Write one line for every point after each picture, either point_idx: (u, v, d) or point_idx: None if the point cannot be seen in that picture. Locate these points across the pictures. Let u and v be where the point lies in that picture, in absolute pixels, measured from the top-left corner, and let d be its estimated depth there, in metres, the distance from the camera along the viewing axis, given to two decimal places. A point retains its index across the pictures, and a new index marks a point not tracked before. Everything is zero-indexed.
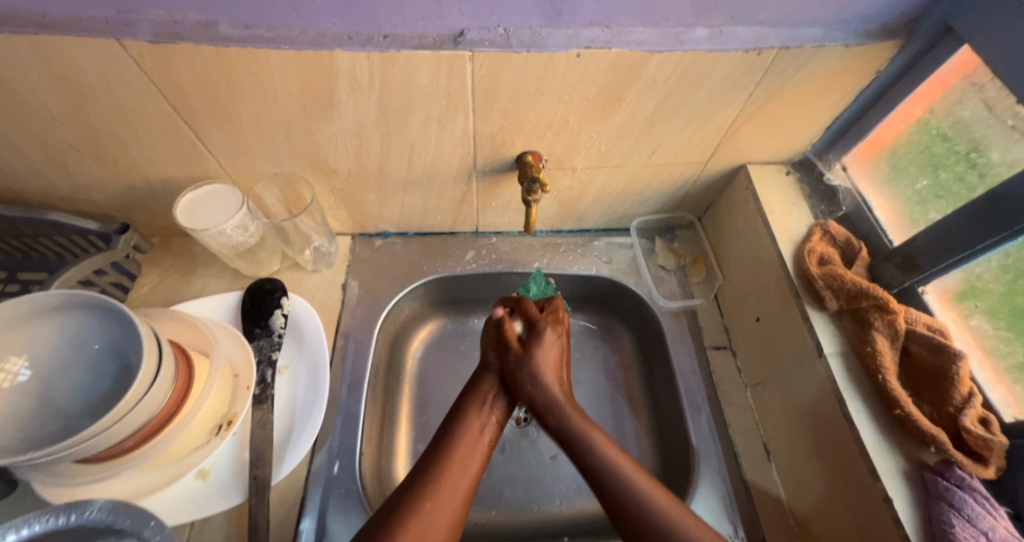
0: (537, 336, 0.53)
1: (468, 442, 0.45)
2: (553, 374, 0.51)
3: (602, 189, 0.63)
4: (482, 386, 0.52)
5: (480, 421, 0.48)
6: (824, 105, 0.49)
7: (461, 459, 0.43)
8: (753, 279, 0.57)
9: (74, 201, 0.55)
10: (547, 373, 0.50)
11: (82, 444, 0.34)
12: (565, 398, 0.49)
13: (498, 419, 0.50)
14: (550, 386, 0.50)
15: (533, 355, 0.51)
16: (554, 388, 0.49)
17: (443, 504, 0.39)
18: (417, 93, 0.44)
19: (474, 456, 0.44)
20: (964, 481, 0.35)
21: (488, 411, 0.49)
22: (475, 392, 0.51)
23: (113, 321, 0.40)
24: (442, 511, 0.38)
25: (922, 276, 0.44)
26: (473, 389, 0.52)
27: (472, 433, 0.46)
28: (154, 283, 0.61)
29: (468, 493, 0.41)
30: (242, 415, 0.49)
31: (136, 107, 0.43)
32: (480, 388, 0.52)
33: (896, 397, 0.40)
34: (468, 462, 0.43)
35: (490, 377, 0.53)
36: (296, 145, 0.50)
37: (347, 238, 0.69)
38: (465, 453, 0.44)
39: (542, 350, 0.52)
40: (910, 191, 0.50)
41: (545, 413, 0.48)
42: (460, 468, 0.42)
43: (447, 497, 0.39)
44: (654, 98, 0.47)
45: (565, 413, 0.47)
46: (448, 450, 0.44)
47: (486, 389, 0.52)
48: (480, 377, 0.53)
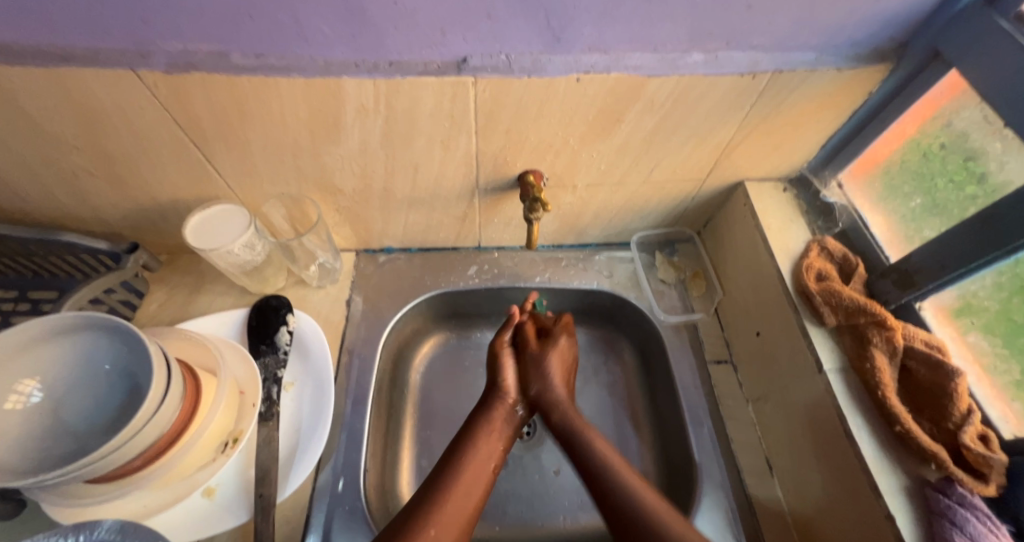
0: (553, 341, 0.60)
1: (474, 471, 0.46)
2: (559, 376, 0.57)
3: (602, 205, 0.64)
4: (491, 413, 0.53)
5: (486, 450, 0.48)
6: (819, 125, 0.51)
7: (466, 488, 0.44)
8: (752, 293, 0.58)
9: (85, 221, 0.56)
10: (554, 375, 0.57)
11: (92, 465, 0.35)
12: (567, 400, 0.55)
13: (504, 447, 0.51)
14: (556, 387, 0.56)
15: (546, 358, 0.57)
16: (558, 388, 0.56)
17: (445, 531, 0.40)
18: (421, 117, 0.45)
19: (478, 486, 0.45)
20: (965, 499, 0.35)
21: (494, 439, 0.50)
22: (483, 418, 0.52)
23: (123, 341, 0.41)
24: (443, 539, 0.39)
25: (919, 292, 0.45)
26: (482, 413, 0.53)
27: (477, 462, 0.47)
28: (161, 301, 0.62)
29: (472, 516, 0.43)
30: (248, 432, 0.49)
31: (149, 132, 0.44)
32: (488, 415, 0.52)
33: (896, 413, 0.40)
34: (473, 490, 0.44)
35: (499, 405, 0.54)
36: (303, 166, 0.51)
37: (351, 254, 0.70)
38: (470, 482, 0.44)
39: (554, 355, 0.58)
40: (905, 208, 0.51)
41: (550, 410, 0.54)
42: (463, 495, 0.43)
43: (448, 525, 0.40)
44: (652, 119, 0.48)
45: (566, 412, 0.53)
46: (453, 476, 0.44)
47: (496, 417, 0.52)
48: (489, 403, 0.54)
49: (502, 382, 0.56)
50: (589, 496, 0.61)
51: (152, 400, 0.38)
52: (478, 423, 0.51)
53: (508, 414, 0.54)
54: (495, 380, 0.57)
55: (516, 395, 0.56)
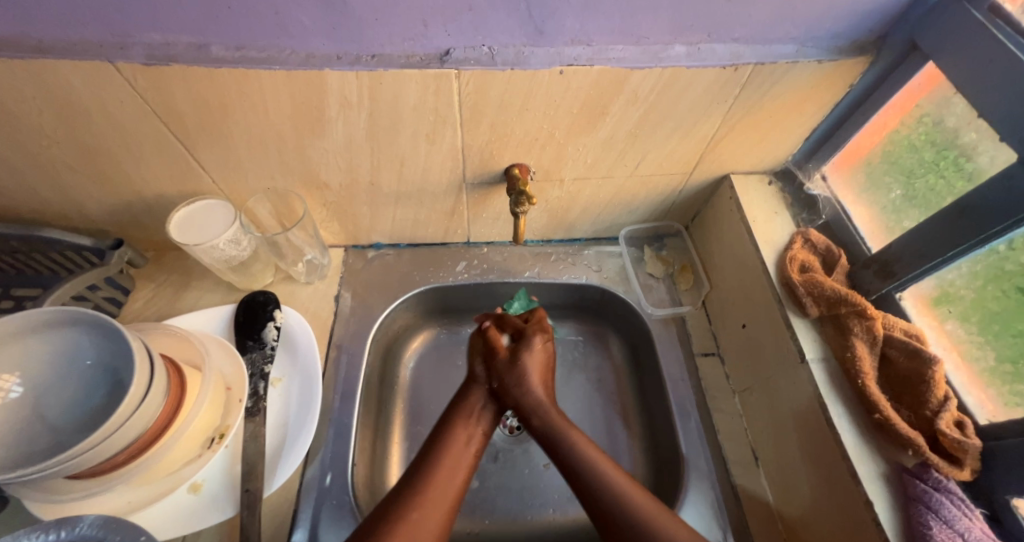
0: (526, 342, 0.57)
1: (454, 456, 0.46)
2: (540, 377, 0.55)
3: (590, 200, 0.64)
4: (470, 398, 0.53)
5: (467, 432, 0.49)
6: (803, 118, 0.51)
7: (448, 471, 0.44)
8: (738, 286, 0.58)
9: (69, 217, 0.56)
10: (532, 377, 0.54)
11: (73, 460, 0.35)
12: (548, 400, 0.53)
13: (485, 430, 0.51)
14: (534, 388, 0.53)
15: (521, 360, 0.55)
16: (538, 390, 0.53)
17: (430, 514, 0.40)
18: (405, 111, 0.45)
19: (461, 468, 0.45)
20: (940, 483, 0.36)
21: (475, 423, 0.50)
22: (463, 403, 0.52)
23: (106, 336, 0.41)
24: (427, 523, 0.39)
25: (899, 282, 0.45)
26: (463, 399, 0.53)
27: (458, 447, 0.47)
28: (147, 298, 0.62)
29: (454, 501, 0.43)
30: (235, 428, 0.49)
31: (131, 126, 0.44)
32: (468, 401, 0.53)
33: (875, 401, 0.41)
34: (456, 471, 0.45)
35: (478, 391, 0.54)
36: (288, 161, 0.51)
37: (340, 250, 0.70)
38: (451, 463, 0.45)
39: (530, 357, 0.56)
40: (885, 199, 0.52)
41: (532, 414, 0.52)
42: (445, 478, 0.43)
43: (432, 509, 0.40)
44: (637, 111, 0.48)
45: (548, 413, 0.51)
46: (434, 462, 0.45)
47: (476, 401, 0.53)
48: (468, 390, 0.55)
49: (481, 371, 0.56)
50: None
51: (135, 395, 0.38)
52: (459, 410, 0.51)
53: (489, 398, 0.54)
54: (476, 366, 0.57)
55: (496, 379, 0.56)
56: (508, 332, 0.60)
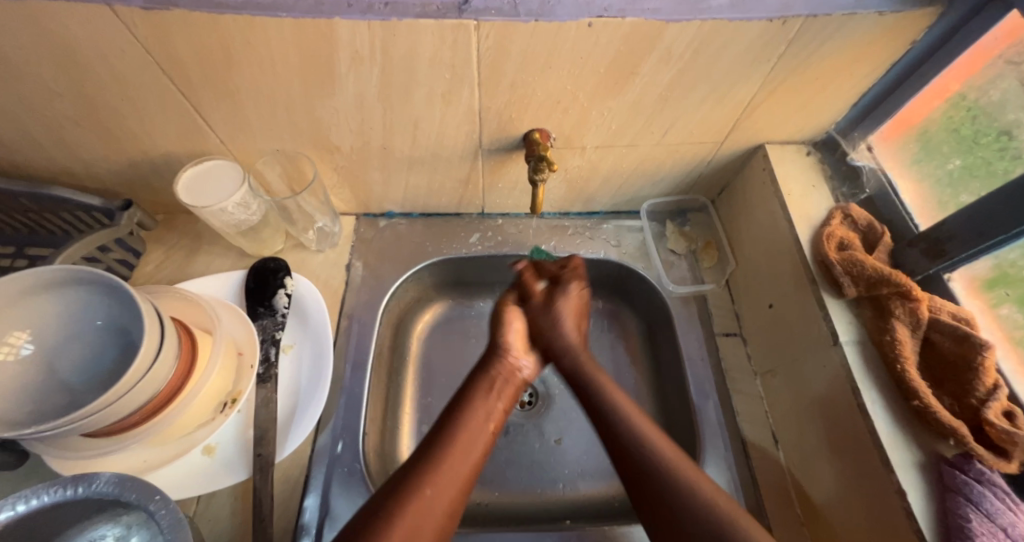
0: (561, 287, 0.57)
1: (471, 434, 0.44)
2: (572, 322, 0.55)
3: (612, 169, 0.60)
4: (490, 370, 0.51)
5: (485, 408, 0.47)
6: (852, 80, 0.46)
7: (463, 449, 0.42)
8: (767, 264, 0.55)
9: (77, 174, 0.55)
10: (566, 321, 0.55)
11: (86, 419, 0.34)
12: (579, 344, 0.54)
13: (504, 408, 0.49)
14: (567, 331, 0.54)
15: (555, 303, 0.55)
16: (572, 333, 0.54)
17: (443, 492, 0.38)
18: (419, 67, 0.42)
19: (477, 447, 0.43)
20: (983, 475, 0.34)
21: (494, 400, 0.48)
22: (482, 379, 0.50)
23: (115, 297, 0.40)
24: (440, 501, 0.37)
25: (949, 263, 0.42)
26: (482, 373, 0.51)
27: (475, 425, 0.45)
28: (159, 261, 0.61)
29: (468, 479, 0.41)
30: (247, 393, 0.49)
31: (133, 79, 0.42)
32: (488, 376, 0.50)
33: (915, 388, 0.38)
34: (473, 449, 0.43)
35: (498, 366, 0.52)
36: (297, 121, 0.48)
37: (351, 218, 0.68)
38: (468, 442, 0.43)
39: (564, 300, 0.56)
40: (940, 171, 0.48)
41: (562, 355, 0.53)
42: (462, 455, 0.42)
43: (446, 488, 0.39)
44: (670, 72, 0.44)
45: (578, 358, 0.52)
46: (450, 438, 0.43)
47: (496, 376, 0.51)
48: (487, 363, 0.52)
49: (502, 345, 0.53)
50: (589, 465, 0.61)
51: (146, 357, 0.37)
52: (477, 385, 0.49)
53: (509, 372, 0.52)
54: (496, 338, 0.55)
55: (517, 353, 0.53)
56: (544, 278, 0.60)
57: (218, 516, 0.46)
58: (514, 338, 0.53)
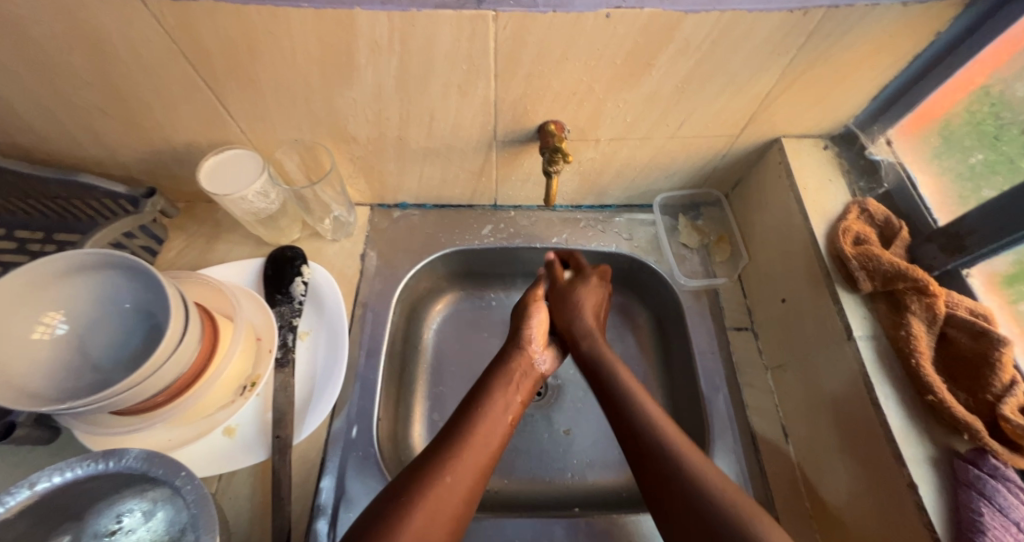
0: (584, 278, 0.60)
1: (489, 425, 0.46)
2: (592, 310, 0.58)
3: (626, 162, 0.60)
4: (508, 363, 0.53)
5: (504, 400, 0.49)
6: (873, 72, 0.46)
7: (480, 439, 0.44)
8: (781, 258, 0.55)
9: (103, 162, 0.56)
10: (586, 307, 0.58)
11: (117, 397, 0.36)
12: (597, 331, 0.56)
13: (522, 401, 0.50)
14: (586, 316, 0.57)
15: (577, 291, 0.58)
16: (589, 320, 0.57)
17: (461, 478, 0.40)
18: (437, 58, 0.43)
19: (495, 438, 0.45)
20: (997, 470, 0.34)
21: (513, 392, 0.50)
22: (501, 371, 0.52)
23: (143, 282, 0.41)
24: (458, 488, 0.39)
25: (967, 258, 0.42)
26: (502, 364, 0.53)
27: (493, 415, 0.47)
28: (180, 248, 0.63)
29: (485, 468, 0.43)
30: (264, 378, 0.51)
31: (159, 69, 0.43)
32: (506, 368, 0.52)
33: (929, 383, 0.38)
34: (491, 439, 0.45)
35: (518, 356, 0.54)
36: (316, 111, 0.49)
37: (366, 209, 0.69)
38: (486, 432, 0.45)
39: (586, 290, 0.58)
40: (961, 165, 0.48)
41: (581, 339, 0.56)
42: (480, 443, 0.44)
43: (464, 476, 0.40)
44: (687, 64, 0.44)
45: (597, 341, 0.55)
46: (468, 427, 0.45)
47: (515, 369, 0.52)
48: (507, 355, 0.54)
49: (525, 337, 0.56)
50: (598, 455, 0.61)
51: (171, 339, 0.38)
52: (496, 375, 0.51)
53: (527, 367, 0.53)
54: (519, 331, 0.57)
55: (535, 345, 0.56)
56: (571, 270, 0.63)
57: (238, 495, 0.47)
58: (535, 326, 0.57)
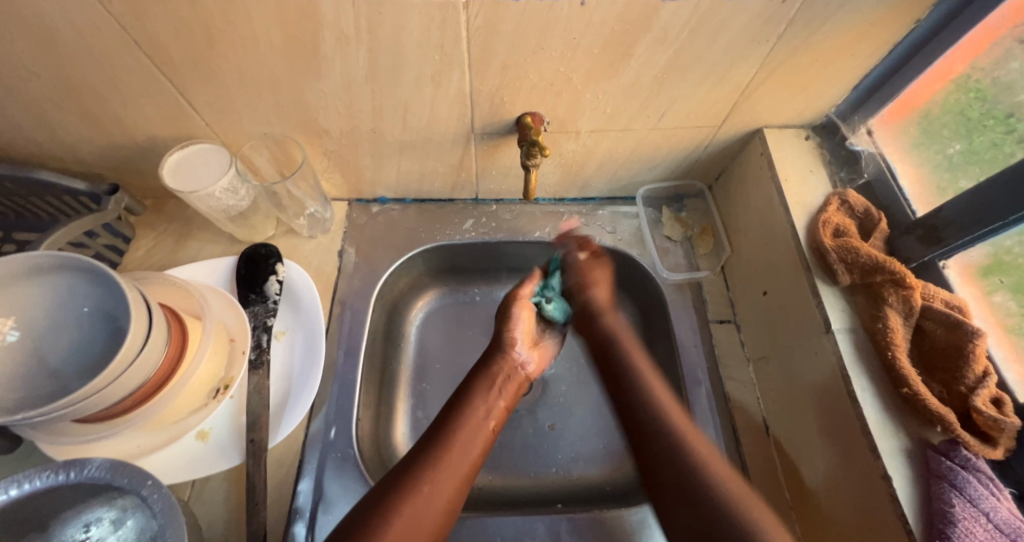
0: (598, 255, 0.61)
1: (472, 430, 0.45)
2: (607, 287, 0.60)
3: (608, 154, 0.59)
4: (491, 368, 0.53)
5: (487, 404, 0.49)
6: (854, 61, 0.45)
7: (463, 445, 0.44)
8: (763, 251, 0.54)
9: (62, 158, 0.54)
10: (602, 282, 0.60)
11: (75, 406, 0.34)
12: (610, 308, 0.59)
13: (504, 406, 0.50)
14: (600, 293, 0.59)
15: (597, 264, 0.60)
16: (603, 296, 0.59)
17: (441, 486, 0.39)
18: (408, 48, 0.41)
19: (476, 445, 0.45)
20: (968, 462, 0.34)
21: (495, 397, 0.50)
22: (483, 376, 0.52)
23: (102, 284, 0.40)
24: (440, 493, 0.39)
25: (944, 249, 0.41)
26: (482, 372, 0.53)
27: (476, 420, 0.46)
28: (149, 246, 0.61)
29: (467, 477, 0.42)
30: (239, 379, 0.50)
31: (112, 59, 0.40)
32: (489, 373, 0.52)
33: (905, 375, 0.38)
34: (474, 443, 0.45)
35: (500, 360, 0.54)
36: (284, 103, 0.47)
37: (343, 204, 0.67)
38: (467, 439, 0.44)
39: (602, 268, 0.60)
40: (939, 157, 0.47)
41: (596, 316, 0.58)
42: (462, 447, 0.43)
43: (447, 480, 0.40)
44: (666, 53, 0.43)
45: (613, 320, 0.57)
46: (451, 431, 0.44)
47: (497, 374, 0.53)
48: (490, 359, 0.54)
49: (508, 340, 0.56)
50: (583, 450, 0.61)
51: (133, 343, 0.37)
52: (479, 380, 0.52)
53: (510, 370, 0.54)
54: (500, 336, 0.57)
55: (517, 347, 0.56)
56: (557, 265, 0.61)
57: (212, 500, 0.46)
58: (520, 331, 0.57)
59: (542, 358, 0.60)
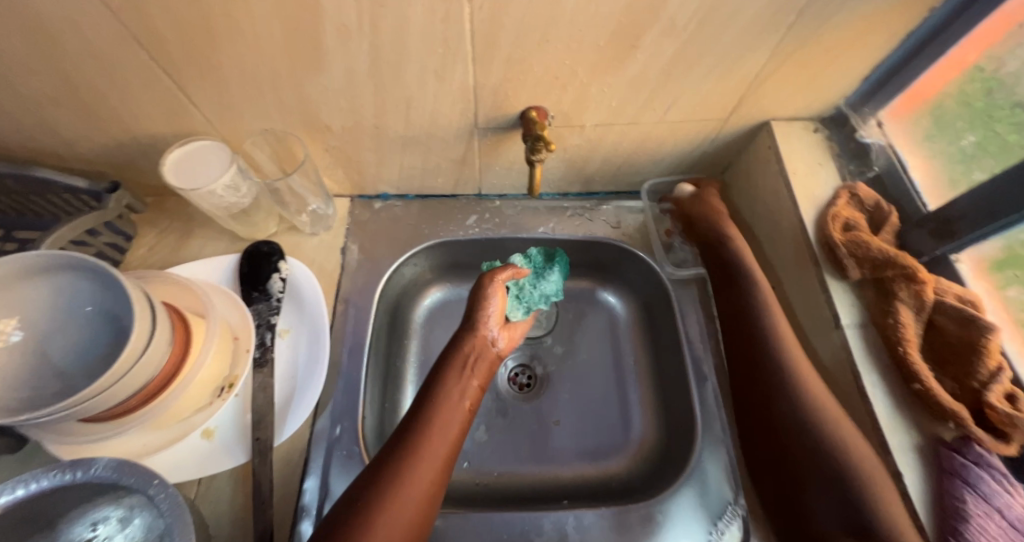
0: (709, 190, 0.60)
1: (446, 415, 0.44)
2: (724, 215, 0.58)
3: (613, 148, 0.59)
4: (462, 348, 0.51)
5: (460, 390, 0.47)
6: (866, 51, 0.44)
7: (438, 432, 0.43)
8: (771, 246, 0.54)
9: (62, 156, 0.53)
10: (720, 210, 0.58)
11: (79, 406, 0.34)
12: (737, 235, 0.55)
13: (478, 385, 0.49)
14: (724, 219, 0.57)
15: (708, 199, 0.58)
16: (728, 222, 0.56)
17: (419, 477, 0.39)
18: (411, 42, 0.40)
19: (452, 430, 0.44)
20: (981, 458, 0.34)
21: (468, 377, 0.49)
22: (455, 356, 0.50)
23: (105, 284, 0.40)
24: (417, 491, 0.38)
25: (955, 244, 0.41)
26: (452, 355, 0.50)
27: (450, 405, 0.45)
28: (151, 244, 0.60)
29: (445, 462, 0.42)
30: (243, 378, 0.50)
31: (110, 54, 0.39)
32: (460, 352, 0.50)
33: (916, 371, 0.38)
34: (448, 433, 0.43)
35: (471, 341, 0.51)
36: (285, 98, 0.47)
37: (345, 200, 0.67)
38: (442, 427, 0.43)
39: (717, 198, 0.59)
40: (953, 147, 0.47)
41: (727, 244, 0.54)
42: (437, 439, 0.42)
43: (423, 477, 0.39)
44: (673, 45, 0.42)
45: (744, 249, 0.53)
46: (423, 424, 0.43)
47: (469, 353, 0.51)
48: (461, 338, 0.52)
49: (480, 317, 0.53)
50: (588, 446, 0.61)
51: (137, 343, 0.37)
52: (449, 363, 0.49)
53: (482, 348, 0.52)
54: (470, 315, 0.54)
55: (489, 326, 0.53)
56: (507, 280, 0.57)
57: (219, 498, 0.46)
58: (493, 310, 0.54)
59: (512, 338, 0.57)
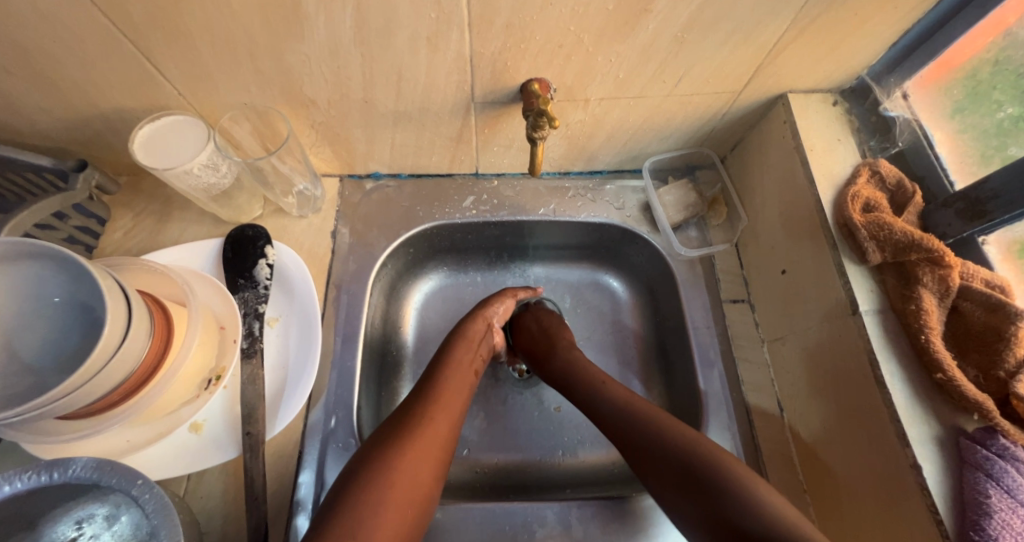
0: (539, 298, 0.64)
1: (458, 379, 0.48)
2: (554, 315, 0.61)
3: (618, 124, 0.55)
4: (471, 326, 0.55)
5: (468, 358, 0.51)
6: (893, 16, 0.41)
7: (452, 393, 0.46)
8: (783, 228, 0.51)
9: (22, 133, 0.49)
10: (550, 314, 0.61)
11: (54, 403, 0.32)
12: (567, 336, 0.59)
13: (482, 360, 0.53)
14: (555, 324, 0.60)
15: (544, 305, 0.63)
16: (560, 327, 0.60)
17: (437, 428, 0.41)
18: (400, 4, 0.36)
19: (462, 394, 0.47)
20: (1005, 450, 0.32)
21: (475, 351, 0.53)
22: (463, 333, 0.54)
23: (73, 270, 0.36)
24: (436, 437, 0.41)
25: (986, 224, 0.39)
26: (461, 330, 0.54)
27: (461, 371, 0.49)
28: (127, 228, 0.57)
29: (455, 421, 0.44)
30: (231, 369, 0.46)
31: (63, 20, 0.35)
32: (467, 330, 0.54)
33: (939, 360, 0.36)
34: (459, 393, 0.47)
35: (478, 322, 0.56)
36: (263, 69, 0.43)
37: (334, 180, 0.63)
38: (456, 388, 0.47)
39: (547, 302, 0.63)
40: (986, 121, 0.44)
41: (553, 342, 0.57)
42: (450, 397, 0.46)
43: (440, 424, 0.42)
44: (688, 8, 0.38)
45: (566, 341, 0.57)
46: (426, 404, 0.43)
47: (476, 331, 0.55)
48: (469, 320, 0.56)
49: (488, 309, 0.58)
50: (589, 433, 0.60)
51: (112, 335, 0.34)
52: (459, 338, 0.53)
53: (488, 332, 0.56)
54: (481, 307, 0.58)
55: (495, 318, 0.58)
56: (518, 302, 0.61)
57: (211, 493, 0.45)
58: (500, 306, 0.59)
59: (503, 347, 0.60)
